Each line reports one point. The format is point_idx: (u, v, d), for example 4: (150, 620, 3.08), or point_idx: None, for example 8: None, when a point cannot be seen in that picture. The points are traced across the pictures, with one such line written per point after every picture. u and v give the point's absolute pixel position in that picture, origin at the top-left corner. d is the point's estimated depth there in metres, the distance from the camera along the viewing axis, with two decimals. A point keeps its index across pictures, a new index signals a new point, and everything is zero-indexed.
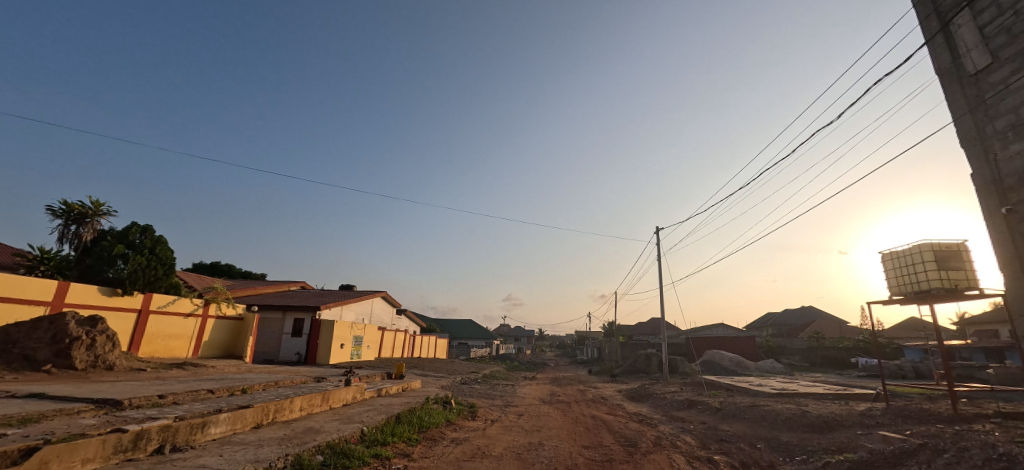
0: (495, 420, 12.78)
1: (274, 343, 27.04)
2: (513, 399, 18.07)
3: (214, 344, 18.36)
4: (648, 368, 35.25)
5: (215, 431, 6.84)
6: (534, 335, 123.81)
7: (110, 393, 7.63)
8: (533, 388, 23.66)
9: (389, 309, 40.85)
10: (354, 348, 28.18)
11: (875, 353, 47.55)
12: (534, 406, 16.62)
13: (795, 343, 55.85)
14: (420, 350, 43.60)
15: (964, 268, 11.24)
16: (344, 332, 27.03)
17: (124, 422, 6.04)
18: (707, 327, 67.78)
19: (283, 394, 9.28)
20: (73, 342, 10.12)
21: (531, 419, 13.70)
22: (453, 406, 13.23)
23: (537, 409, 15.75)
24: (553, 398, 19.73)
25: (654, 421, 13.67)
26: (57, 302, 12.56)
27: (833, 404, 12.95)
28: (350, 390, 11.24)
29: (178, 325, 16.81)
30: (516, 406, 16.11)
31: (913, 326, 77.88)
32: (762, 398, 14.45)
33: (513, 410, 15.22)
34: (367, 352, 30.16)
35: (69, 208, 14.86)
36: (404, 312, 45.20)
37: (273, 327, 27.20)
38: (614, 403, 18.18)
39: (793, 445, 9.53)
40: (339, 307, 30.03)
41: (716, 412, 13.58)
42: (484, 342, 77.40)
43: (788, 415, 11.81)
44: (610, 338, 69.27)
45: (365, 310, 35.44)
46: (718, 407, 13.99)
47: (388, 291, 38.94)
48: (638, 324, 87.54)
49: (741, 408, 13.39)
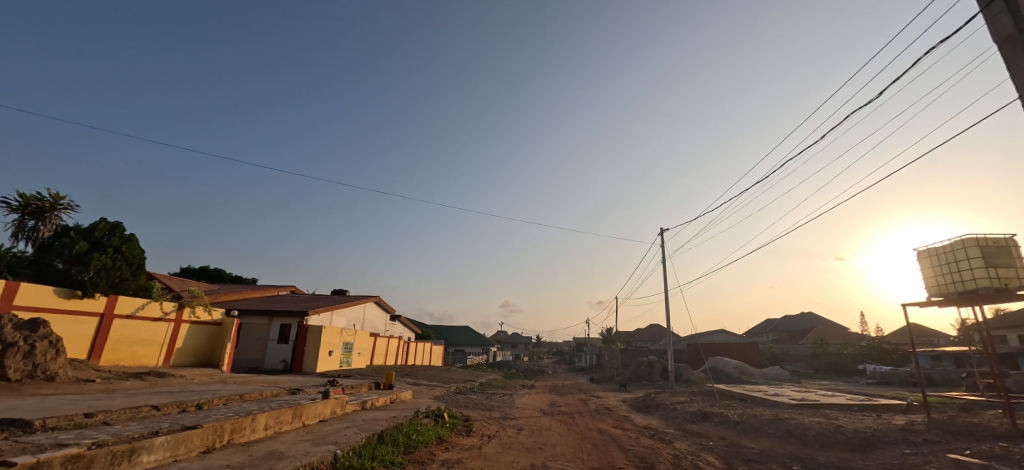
0: (492, 437, 11.49)
1: (259, 349, 25.67)
2: (511, 410, 16.75)
3: (188, 351, 16.96)
4: (651, 375, 33.99)
5: (148, 460, 5.58)
6: (531, 342, 122.31)
7: (27, 411, 6.33)
8: (532, 398, 22.32)
9: (382, 315, 39.47)
10: (345, 355, 26.81)
11: (881, 360, 46.48)
12: (534, 418, 15.32)
13: (799, 349, 54.73)
14: (415, 357, 42.18)
15: (1014, 265, 10.17)
16: (334, 338, 25.61)
17: (22, 451, 4.76)
18: (708, 333, 66.56)
19: (245, 410, 7.99)
20: (7, 349, 8.79)
21: (532, 434, 12.42)
22: (445, 421, 11.92)
23: (538, 422, 14.41)
24: (555, 408, 18.43)
25: (667, 436, 12.39)
26: (5, 304, 11.23)
27: (866, 417, 11.71)
28: (328, 404, 9.96)
29: (147, 330, 15.43)
30: (515, 419, 14.77)
31: (916, 332, 76.92)
32: (785, 410, 13.21)
33: (512, 423, 13.87)
34: (359, 359, 28.81)
35: (25, 201, 13.58)
36: (398, 317, 43.85)
37: (258, 334, 25.85)
38: (620, 414, 16.93)
39: (835, 467, 8.30)
40: (329, 312, 28.70)
41: (735, 426, 12.35)
42: (481, 348, 75.82)
43: (820, 430, 10.57)
44: (609, 344, 67.94)
45: (357, 315, 34.11)
46: (737, 420, 12.75)
47: (381, 296, 37.62)
48: (637, 330, 86.37)
49: (763, 421, 12.15)
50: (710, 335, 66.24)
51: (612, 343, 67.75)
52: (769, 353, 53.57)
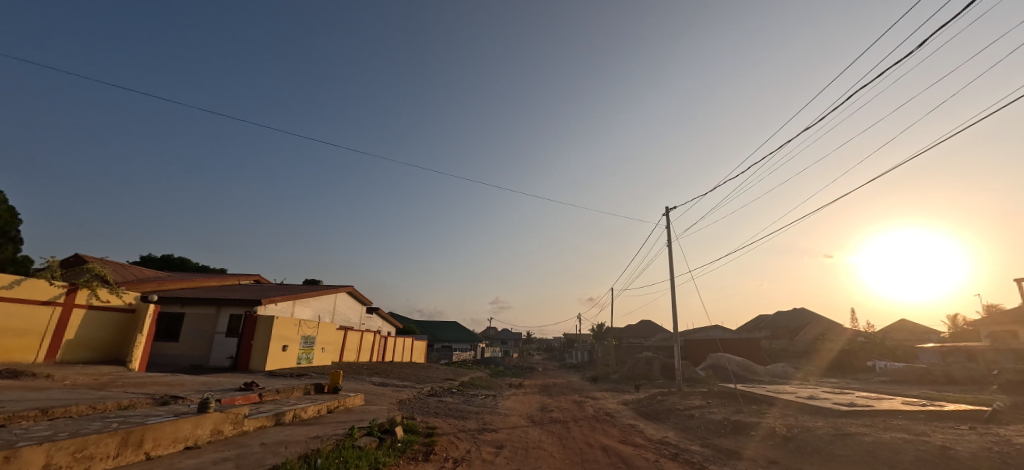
0: (459, 463, 8.19)
1: (204, 343, 22.24)
2: (492, 418, 13.59)
3: (84, 343, 13.42)
4: (650, 374, 31.08)
5: None
6: (521, 339, 119.31)
7: None
8: (519, 401, 19.14)
9: (357, 307, 35.98)
10: (305, 350, 23.37)
11: (888, 356, 44.32)
12: (520, 429, 12.16)
13: (799, 345, 52.77)
14: (393, 353, 38.81)
15: None
16: (291, 331, 22.04)
17: None
18: (703, 329, 64.32)
19: (14, 440, 4.69)
20: None
21: (515, 456, 9.10)
22: (394, 440, 8.62)
23: (523, 437, 11.18)
24: (546, 415, 15.25)
25: (694, 457, 9.26)
26: None
27: (967, 433, 8.69)
28: (203, 421, 6.63)
29: (21, 316, 11.78)
30: (494, 432, 11.49)
31: (911, 329, 76.04)
32: (843, 421, 10.18)
33: (488, 440, 10.54)
34: (323, 355, 25.37)
35: None
36: (376, 311, 40.42)
37: (203, 325, 22.45)
38: (625, 422, 13.86)
39: None
40: (290, 301, 25.24)
41: (784, 444, 9.24)
42: (468, 345, 72.67)
43: (919, 455, 7.48)
44: (602, 340, 65.27)
45: (327, 306, 30.69)
46: (785, 434, 9.63)
47: (355, 286, 34.15)
48: (629, 326, 84.05)
49: (824, 437, 9.08)
50: (706, 331, 64.00)
51: (606, 339, 65.22)
52: (770, 349, 51.18)
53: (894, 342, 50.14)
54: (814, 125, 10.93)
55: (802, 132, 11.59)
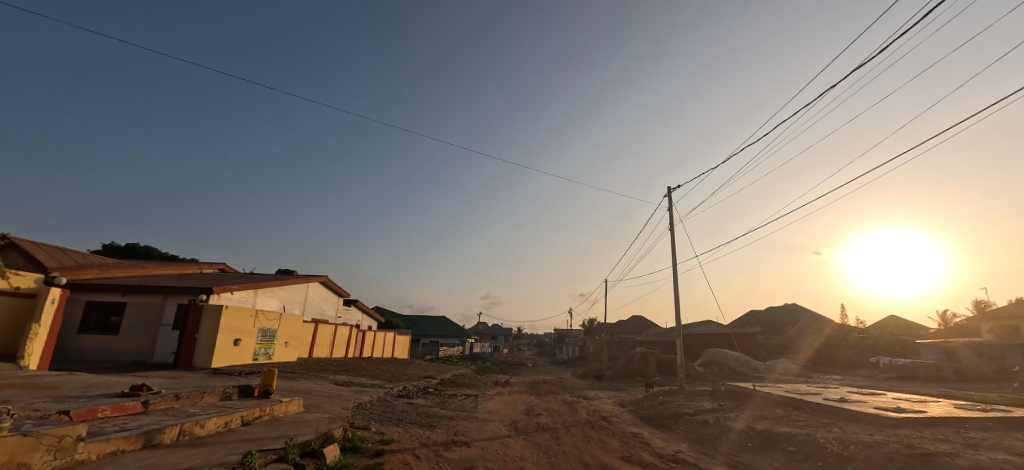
0: None
1: (146, 337, 19.62)
2: (467, 427, 11.21)
3: None
4: (645, 370, 29.07)
5: None
6: (510, 335, 117.20)
7: None
8: (502, 402, 16.84)
9: (332, 299, 33.42)
10: (263, 345, 20.83)
11: (888, 351, 42.93)
12: (498, 442, 9.77)
13: (796, 340, 51.23)
14: (372, 349, 36.29)
15: None
16: (246, 322, 19.44)
17: None
18: (697, 324, 62.90)
19: None
20: None
21: None
22: None
23: (501, 453, 8.82)
24: (532, 420, 12.94)
25: None
26: None
27: None
28: None
29: None
30: (464, 447, 9.10)
31: (904, 325, 75.36)
32: (908, 434, 8.01)
33: (455, 459, 8.14)
34: (286, 350, 22.81)
35: None
36: (355, 303, 37.88)
37: (146, 316, 19.78)
38: (625, 429, 11.63)
39: None
40: (250, 290, 22.62)
41: (841, 466, 6.99)
42: (456, 340, 70.42)
43: None
44: (593, 336, 63.48)
45: (296, 297, 28.07)
46: (840, 453, 7.38)
47: (329, 276, 31.58)
48: (621, 322, 82.49)
49: (896, 458, 6.85)
50: (700, 326, 62.50)
51: (596, 335, 63.39)
52: (766, 345, 49.64)
53: (893, 338, 48.70)
54: (864, 67, 8.74)
55: (838, 82, 9.42)
